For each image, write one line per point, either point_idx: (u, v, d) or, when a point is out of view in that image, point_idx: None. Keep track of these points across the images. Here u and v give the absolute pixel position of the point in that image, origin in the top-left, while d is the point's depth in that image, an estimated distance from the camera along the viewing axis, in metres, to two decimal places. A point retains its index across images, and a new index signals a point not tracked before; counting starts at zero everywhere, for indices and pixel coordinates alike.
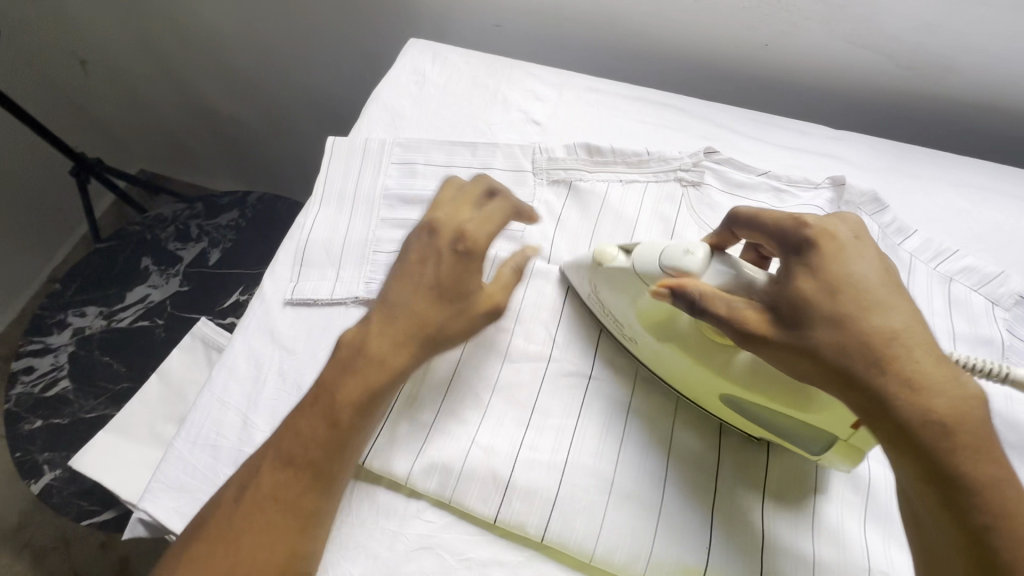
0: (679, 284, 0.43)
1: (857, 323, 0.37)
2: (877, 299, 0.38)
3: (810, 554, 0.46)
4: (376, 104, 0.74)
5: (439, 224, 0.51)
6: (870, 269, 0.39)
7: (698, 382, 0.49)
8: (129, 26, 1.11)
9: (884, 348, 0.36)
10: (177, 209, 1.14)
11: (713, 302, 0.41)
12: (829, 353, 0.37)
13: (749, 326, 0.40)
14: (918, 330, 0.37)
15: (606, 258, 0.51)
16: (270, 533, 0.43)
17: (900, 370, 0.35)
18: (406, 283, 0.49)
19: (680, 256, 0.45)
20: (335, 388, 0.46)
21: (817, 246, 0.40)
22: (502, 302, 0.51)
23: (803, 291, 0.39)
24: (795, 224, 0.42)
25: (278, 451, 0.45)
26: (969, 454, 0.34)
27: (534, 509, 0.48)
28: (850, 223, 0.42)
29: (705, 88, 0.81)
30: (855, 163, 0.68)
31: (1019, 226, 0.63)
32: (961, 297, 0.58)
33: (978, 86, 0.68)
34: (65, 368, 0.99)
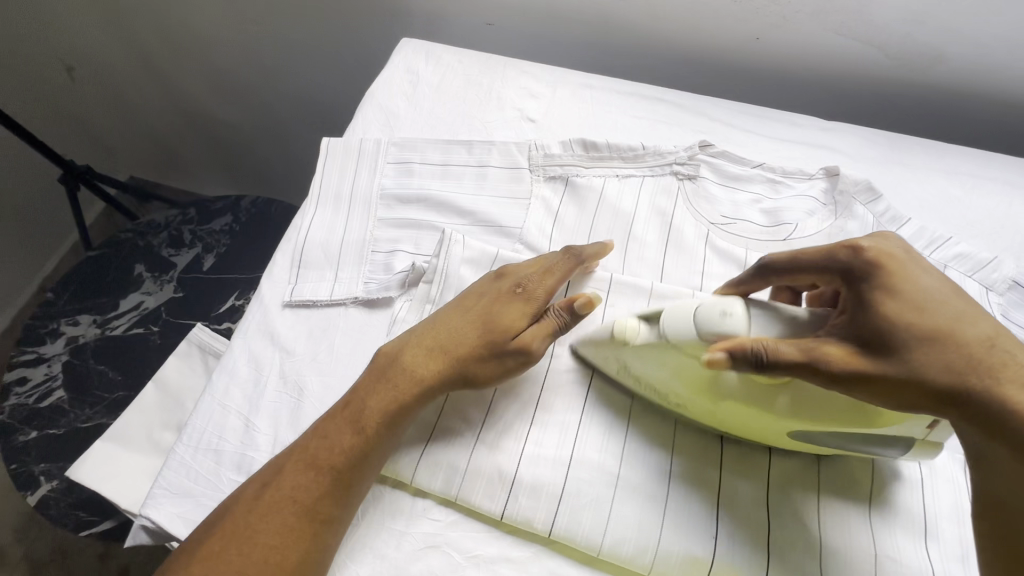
0: (735, 345, 0.40)
1: (954, 338, 0.38)
2: (958, 309, 0.39)
3: (816, 541, 0.46)
4: (371, 105, 0.74)
5: (507, 270, 0.54)
6: (937, 280, 0.41)
7: (762, 426, 0.46)
8: (118, 32, 1.11)
9: (988, 357, 0.38)
10: (170, 215, 1.13)
11: (780, 352, 0.39)
12: (937, 371, 0.38)
13: (842, 363, 0.38)
14: (1004, 334, 0.39)
15: (629, 332, 0.48)
16: (287, 536, 0.44)
17: (1008, 374, 0.37)
18: (462, 312, 0.52)
19: (718, 318, 0.42)
20: (364, 399, 0.48)
21: (885, 267, 0.41)
22: (537, 347, 0.50)
23: (890, 312, 0.39)
24: (846, 251, 0.42)
25: (304, 452, 0.47)
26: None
27: (541, 505, 0.48)
28: (894, 239, 0.43)
29: (698, 82, 0.82)
30: (849, 154, 0.68)
31: (1010, 213, 0.64)
32: (957, 284, 0.58)
33: (967, 75, 0.69)
34: (58, 377, 0.98)
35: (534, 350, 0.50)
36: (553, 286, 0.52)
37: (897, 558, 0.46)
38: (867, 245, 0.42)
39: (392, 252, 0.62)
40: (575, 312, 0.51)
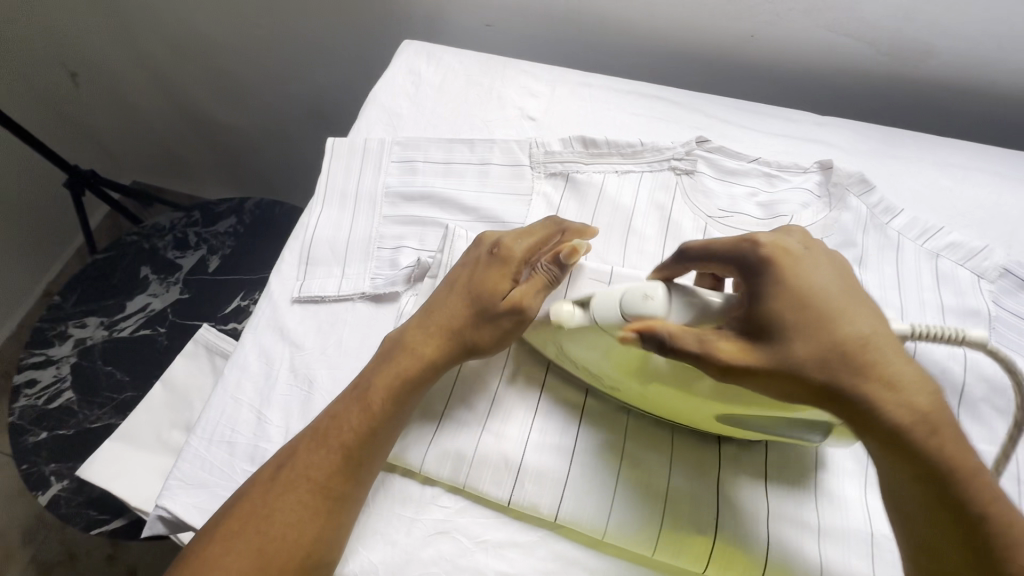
0: (647, 327, 0.41)
1: (832, 334, 0.38)
2: (840, 308, 0.39)
3: (815, 522, 0.48)
4: (374, 105, 0.75)
5: (486, 236, 0.56)
6: (826, 277, 0.41)
7: (692, 409, 0.47)
8: (121, 38, 1.12)
9: (860, 355, 0.38)
10: (175, 218, 1.14)
11: (683, 338, 0.40)
12: (811, 368, 0.38)
13: (729, 359, 0.39)
14: (883, 333, 0.39)
15: (563, 316, 0.49)
16: (302, 513, 0.45)
17: (878, 371, 0.37)
18: (446, 285, 0.54)
19: (640, 302, 0.44)
20: (371, 378, 0.50)
21: (775, 261, 0.41)
22: (529, 303, 0.51)
23: (771, 309, 0.40)
24: (745, 246, 0.43)
25: (314, 432, 0.48)
26: (947, 447, 0.36)
27: (546, 491, 0.50)
28: (796, 235, 0.44)
29: (694, 79, 0.83)
30: (843, 148, 0.70)
31: (999, 202, 0.66)
32: (948, 272, 0.60)
33: (957, 69, 0.71)
34: (68, 379, 0.99)
35: (527, 306, 0.50)
36: (534, 247, 0.53)
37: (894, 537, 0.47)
38: (765, 241, 0.43)
39: (397, 248, 0.64)
40: (563, 265, 0.52)
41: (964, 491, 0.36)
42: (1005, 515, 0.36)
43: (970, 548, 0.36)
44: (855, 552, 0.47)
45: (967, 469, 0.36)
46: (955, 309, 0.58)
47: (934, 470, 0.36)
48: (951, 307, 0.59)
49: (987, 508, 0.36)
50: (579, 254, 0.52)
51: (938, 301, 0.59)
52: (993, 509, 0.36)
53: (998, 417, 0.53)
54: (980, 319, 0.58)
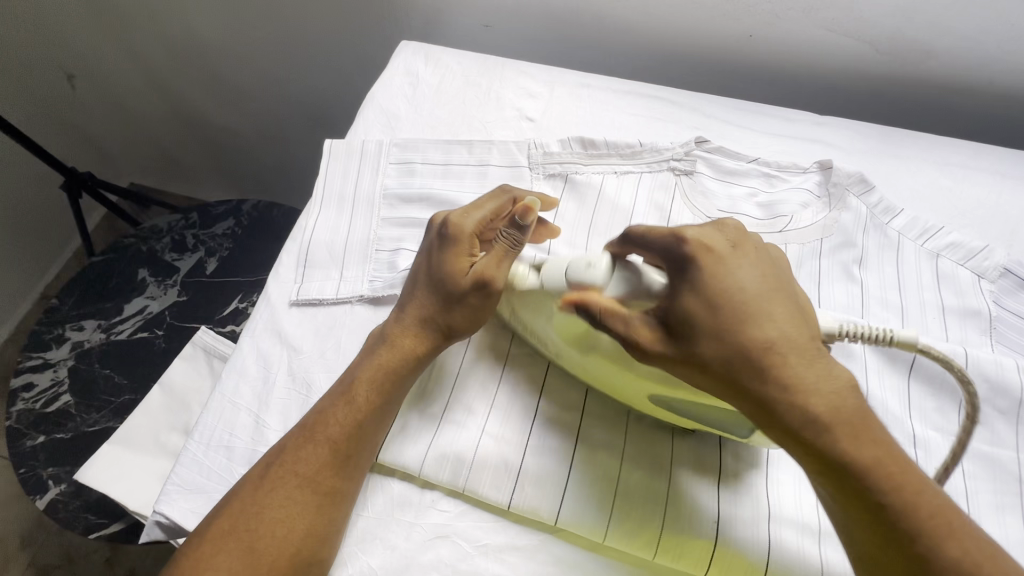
0: (582, 298, 0.44)
1: (735, 335, 0.39)
2: (749, 309, 0.39)
3: (816, 523, 0.48)
4: (372, 106, 0.75)
5: (436, 219, 0.55)
6: (743, 277, 0.40)
7: (629, 388, 0.48)
8: (117, 40, 1.12)
9: (762, 357, 0.38)
10: (172, 220, 1.13)
11: (608, 318, 0.42)
12: (716, 366, 0.39)
13: (644, 342, 0.41)
14: (794, 334, 0.38)
15: (518, 278, 0.50)
16: (292, 507, 0.45)
17: (779, 372, 0.38)
18: (409, 277, 0.54)
19: (582, 270, 0.45)
20: (355, 373, 0.50)
21: (693, 262, 0.41)
22: (494, 274, 0.50)
23: (685, 310, 0.40)
24: (671, 244, 0.42)
25: (301, 428, 0.48)
26: (849, 448, 0.36)
27: (546, 494, 0.49)
28: (728, 231, 0.43)
29: (693, 79, 0.83)
30: (843, 149, 0.70)
31: (1000, 202, 0.65)
32: (949, 272, 0.60)
33: (957, 68, 0.70)
34: (65, 382, 0.99)
35: (491, 278, 0.49)
36: (486, 220, 0.53)
37: None
38: (689, 238, 0.41)
39: (396, 250, 0.63)
40: (521, 227, 0.50)
41: (867, 488, 0.36)
42: (908, 512, 0.36)
43: (871, 538, 0.37)
44: None
45: (868, 467, 0.36)
46: (954, 309, 0.58)
47: (833, 467, 0.37)
48: (950, 307, 0.58)
49: (887, 505, 0.36)
50: (533, 212, 0.50)
51: (938, 302, 0.59)
52: (897, 504, 0.36)
53: (998, 418, 0.53)
54: (981, 320, 0.58)
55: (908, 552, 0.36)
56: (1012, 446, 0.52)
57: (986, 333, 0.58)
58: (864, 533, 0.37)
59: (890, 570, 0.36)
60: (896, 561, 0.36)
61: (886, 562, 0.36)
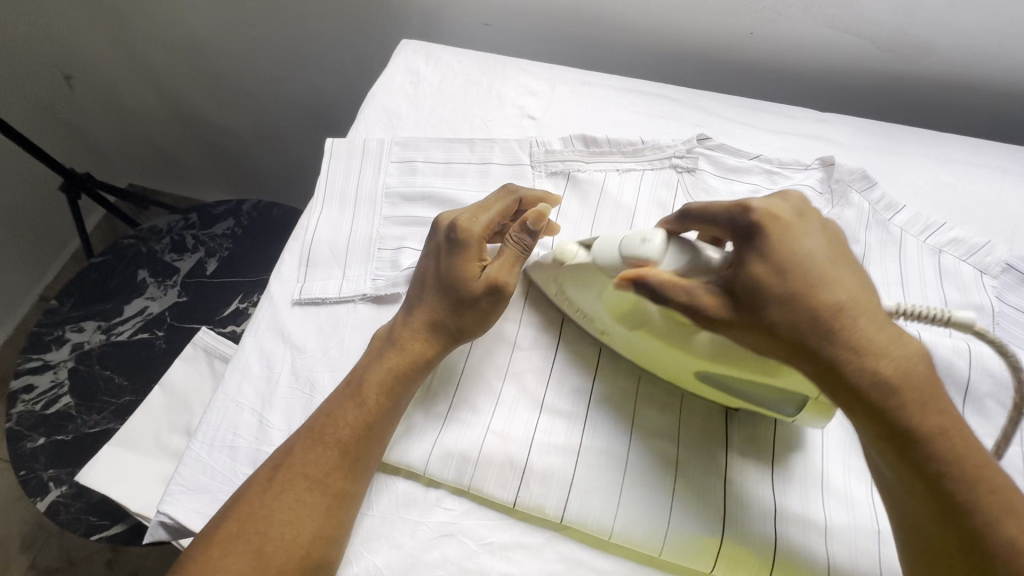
0: (639, 273, 0.45)
1: (805, 299, 0.39)
2: (819, 274, 0.39)
3: (821, 518, 0.48)
4: (373, 105, 0.75)
5: (442, 220, 0.54)
6: (812, 244, 0.41)
7: (675, 362, 0.50)
8: (114, 40, 1.11)
9: (832, 321, 0.38)
10: (172, 220, 1.13)
11: (671, 288, 0.43)
12: (783, 331, 0.39)
13: (710, 310, 0.42)
14: (861, 299, 0.39)
15: (567, 255, 0.52)
16: (302, 510, 0.45)
17: (847, 336, 0.38)
18: (416, 279, 0.54)
19: (637, 244, 0.46)
20: (364, 375, 0.50)
21: (763, 229, 0.41)
22: (506, 278, 0.51)
23: (755, 274, 0.40)
24: (737, 211, 0.43)
25: (309, 429, 0.48)
26: (914, 411, 0.37)
27: (552, 492, 0.49)
28: (792, 201, 0.44)
29: (694, 77, 0.83)
30: (844, 145, 0.70)
31: (1002, 197, 0.66)
32: (951, 268, 0.60)
33: (957, 65, 0.70)
34: (65, 384, 0.98)
35: (503, 284, 0.50)
36: (492, 222, 0.53)
37: None
38: (756, 206, 0.42)
39: (398, 249, 0.63)
40: (531, 232, 0.52)
41: (930, 452, 0.37)
42: (971, 478, 0.37)
43: (932, 503, 0.38)
44: (863, 548, 0.46)
45: (933, 433, 0.37)
46: (957, 304, 0.58)
47: (897, 431, 0.37)
48: (953, 303, 0.58)
49: (949, 471, 0.37)
50: (545, 218, 0.52)
51: (941, 298, 0.59)
52: (959, 471, 0.37)
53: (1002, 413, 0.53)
54: (984, 315, 0.58)
55: (970, 517, 0.37)
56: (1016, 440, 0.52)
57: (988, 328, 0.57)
58: (925, 498, 0.38)
59: (951, 532, 0.37)
60: (958, 526, 0.37)
61: (948, 525, 0.37)
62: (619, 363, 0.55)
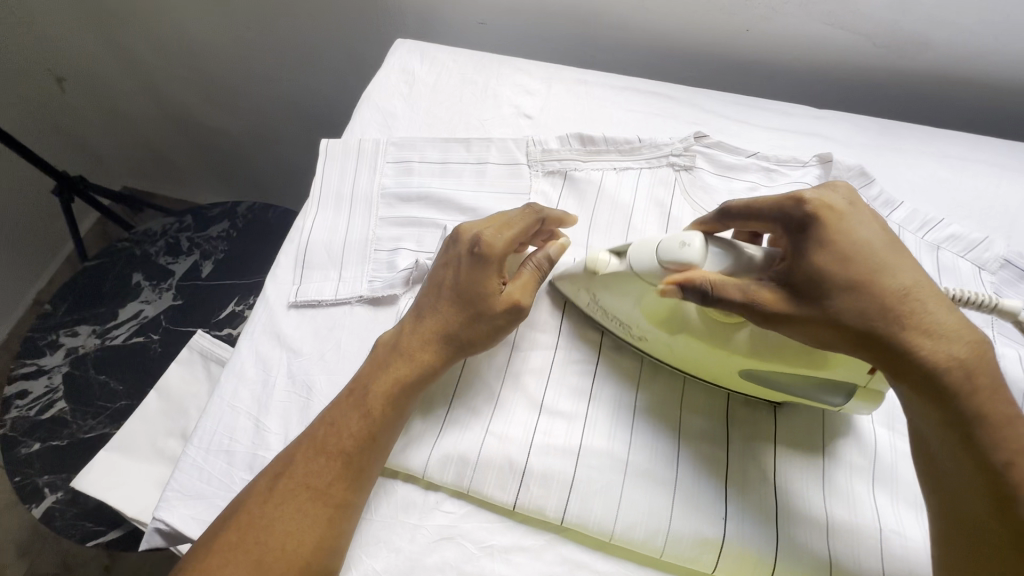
0: (686, 279, 0.43)
1: (872, 284, 0.40)
2: (885, 260, 0.40)
3: (823, 517, 0.47)
4: (368, 105, 0.74)
5: (463, 230, 0.53)
6: (875, 232, 0.42)
7: (714, 363, 0.49)
8: (107, 41, 1.10)
9: (900, 305, 0.39)
10: (166, 223, 1.12)
11: (724, 287, 0.42)
12: (850, 316, 0.39)
13: (768, 305, 0.41)
14: (925, 286, 0.40)
15: (599, 265, 0.51)
16: (306, 519, 0.45)
17: (915, 320, 0.39)
18: (432, 288, 0.53)
19: (676, 249, 0.44)
20: (368, 384, 0.50)
21: (818, 219, 0.42)
22: (524, 300, 0.51)
23: (818, 263, 0.40)
24: (791, 204, 0.43)
25: (318, 436, 0.48)
26: (980, 396, 0.38)
27: (552, 493, 0.49)
28: (842, 191, 0.44)
29: (689, 75, 0.83)
30: (841, 141, 0.69)
31: (999, 193, 0.65)
32: (950, 264, 0.60)
33: (952, 61, 0.70)
34: (60, 389, 0.97)
35: (524, 305, 0.50)
36: (514, 239, 0.51)
37: (902, 531, 0.47)
38: (810, 198, 0.43)
39: (395, 250, 0.63)
40: (550, 259, 0.54)
41: (995, 437, 0.38)
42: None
43: (991, 494, 0.37)
44: (865, 546, 0.46)
45: (997, 417, 0.38)
46: None
47: (963, 415, 0.38)
48: None
49: (1014, 457, 0.37)
50: (563, 252, 0.55)
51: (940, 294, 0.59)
52: (1023, 455, 0.37)
53: None
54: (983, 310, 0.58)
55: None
56: None
57: (987, 325, 0.56)
58: (982, 490, 0.37)
59: (1004, 527, 0.37)
60: (1011, 520, 0.37)
61: (1000, 519, 0.37)
62: (618, 363, 0.55)
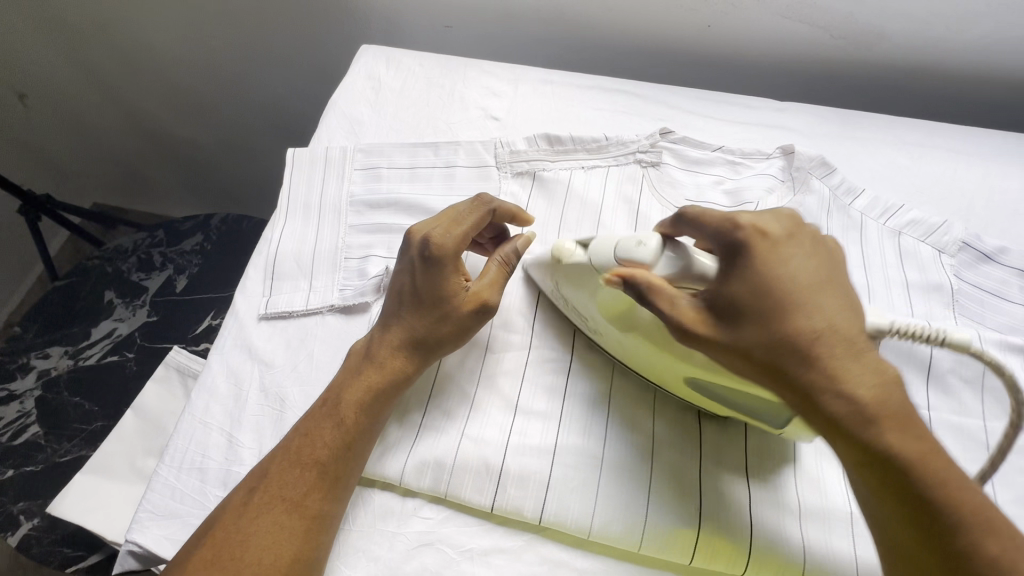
0: (631, 274, 0.44)
1: (782, 325, 0.39)
2: (798, 298, 0.40)
3: (796, 503, 0.48)
4: (334, 112, 0.74)
5: (415, 230, 0.52)
6: (794, 265, 0.41)
7: (663, 366, 0.49)
8: (70, 53, 1.07)
9: (808, 346, 0.39)
10: (137, 239, 1.10)
11: (659, 292, 0.43)
12: (759, 353, 0.40)
13: (687, 326, 0.41)
14: (840, 324, 0.39)
15: (564, 253, 0.52)
16: (282, 532, 0.44)
17: (823, 362, 0.38)
18: (392, 294, 0.52)
19: (633, 248, 0.46)
20: (340, 392, 0.49)
21: (747, 248, 0.41)
22: (492, 298, 0.51)
23: (737, 295, 0.41)
24: (727, 227, 0.43)
25: (289, 452, 0.47)
26: (895, 438, 0.37)
27: (529, 494, 0.49)
28: (784, 219, 0.43)
29: (655, 71, 0.84)
30: (803, 133, 0.71)
31: (956, 177, 0.67)
32: (911, 249, 0.61)
33: (907, 50, 0.72)
34: (33, 413, 0.95)
35: (492, 304, 0.51)
36: (466, 237, 0.51)
37: None
38: (745, 222, 0.42)
39: (365, 257, 0.62)
40: (516, 250, 0.54)
41: (912, 478, 0.37)
42: (953, 502, 0.36)
43: (910, 528, 0.37)
44: (836, 530, 0.47)
45: (912, 458, 0.37)
46: (918, 284, 0.60)
47: (875, 457, 0.37)
48: (914, 283, 0.60)
49: (931, 496, 0.36)
50: (530, 244, 0.55)
51: (902, 278, 0.60)
52: (941, 494, 0.36)
53: (964, 387, 0.54)
54: (944, 293, 0.59)
55: (952, 542, 0.36)
56: (978, 413, 0.53)
57: (948, 306, 0.59)
58: (902, 523, 0.37)
59: (930, 556, 0.37)
60: (938, 551, 0.36)
61: (929, 550, 0.37)
62: (592, 361, 0.55)
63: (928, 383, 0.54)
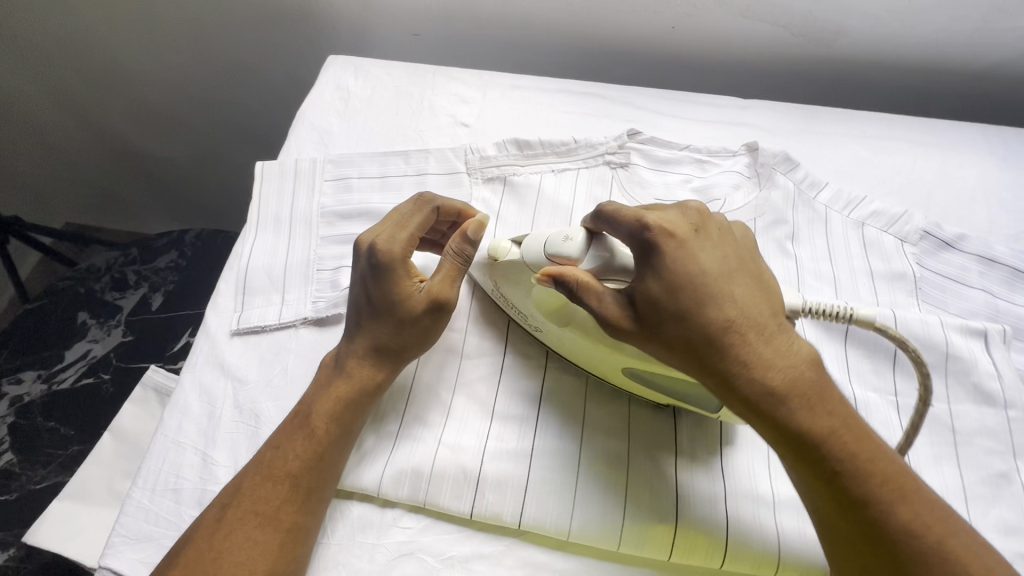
0: (559, 271, 0.45)
1: (698, 319, 0.41)
2: (712, 290, 0.41)
3: (769, 493, 0.49)
4: (303, 124, 0.73)
5: (361, 240, 0.52)
6: (707, 259, 0.42)
7: (601, 358, 0.50)
8: (33, 74, 1.05)
9: (722, 336, 0.40)
10: (110, 258, 1.09)
11: (586, 291, 0.44)
12: (679, 347, 0.41)
13: (612, 321, 0.43)
14: (752, 311, 0.41)
15: (500, 251, 0.52)
16: (258, 547, 0.43)
17: (736, 351, 0.40)
18: (350, 306, 0.52)
19: (561, 243, 0.47)
20: (311, 404, 0.49)
21: (657, 250, 0.42)
22: (448, 294, 0.51)
23: (651, 294, 0.42)
24: (636, 227, 0.43)
25: (258, 465, 0.47)
26: (805, 414, 0.39)
27: (507, 499, 0.49)
28: (690, 214, 0.45)
29: (623, 74, 0.85)
30: (768, 129, 0.72)
31: (917, 168, 0.69)
32: (874, 239, 0.63)
33: (863, 46, 0.74)
34: (6, 440, 0.92)
35: (448, 299, 0.50)
36: (413, 238, 0.51)
37: None
38: (652, 224, 0.43)
39: (338, 268, 0.62)
40: (471, 241, 0.52)
41: (823, 450, 0.39)
42: (864, 468, 0.38)
43: (830, 499, 0.39)
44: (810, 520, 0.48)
45: (822, 432, 0.39)
46: (883, 274, 0.61)
47: (791, 434, 0.39)
48: (879, 272, 0.61)
49: (842, 465, 0.39)
50: (484, 229, 0.52)
51: (867, 268, 0.61)
52: (852, 464, 0.39)
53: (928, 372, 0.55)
54: (908, 282, 0.61)
55: (865, 507, 0.38)
56: (943, 397, 0.55)
57: (912, 294, 0.60)
58: (825, 496, 0.39)
59: (851, 524, 0.39)
60: (856, 517, 0.38)
61: (849, 517, 0.38)
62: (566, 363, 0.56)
63: (894, 369, 0.55)
